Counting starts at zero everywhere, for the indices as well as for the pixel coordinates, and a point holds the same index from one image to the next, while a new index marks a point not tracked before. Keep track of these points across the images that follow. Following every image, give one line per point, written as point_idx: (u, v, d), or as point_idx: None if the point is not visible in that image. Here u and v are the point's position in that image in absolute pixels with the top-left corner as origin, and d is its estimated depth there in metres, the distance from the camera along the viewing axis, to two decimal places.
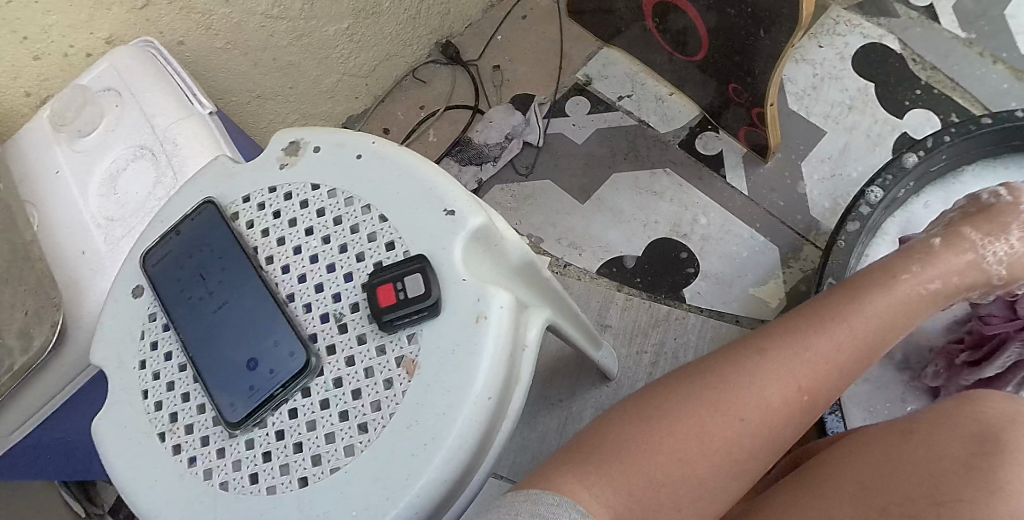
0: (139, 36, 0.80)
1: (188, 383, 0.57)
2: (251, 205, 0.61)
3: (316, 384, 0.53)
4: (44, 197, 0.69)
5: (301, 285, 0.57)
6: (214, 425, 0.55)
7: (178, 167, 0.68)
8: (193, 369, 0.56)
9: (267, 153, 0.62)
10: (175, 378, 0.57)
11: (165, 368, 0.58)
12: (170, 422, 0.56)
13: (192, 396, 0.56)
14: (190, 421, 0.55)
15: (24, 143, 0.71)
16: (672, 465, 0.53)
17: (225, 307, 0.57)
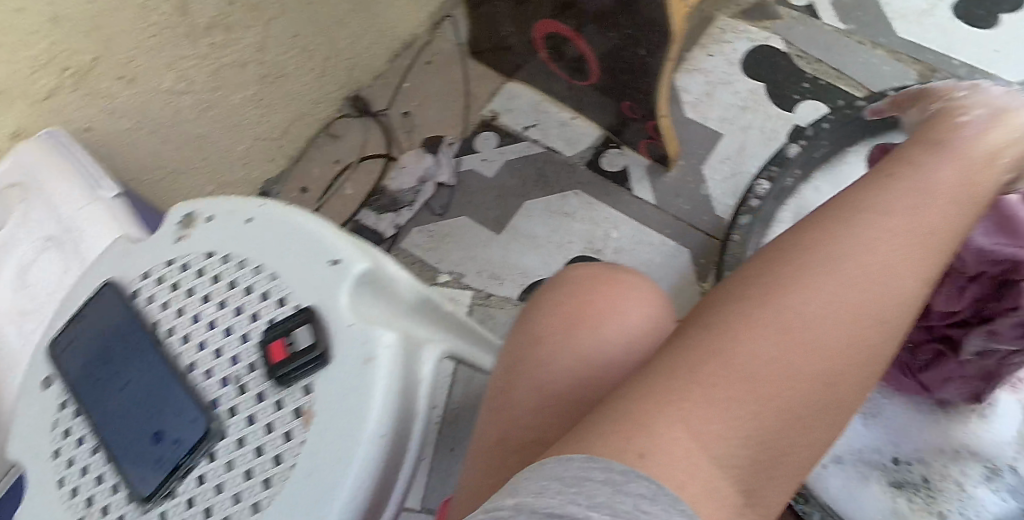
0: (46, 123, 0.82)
1: (99, 465, 0.57)
2: (150, 280, 0.62)
3: (219, 447, 0.54)
4: None
5: (200, 352, 0.58)
6: (126, 504, 0.55)
7: (87, 252, 0.76)
8: (104, 451, 0.57)
9: (164, 228, 0.64)
10: (87, 462, 0.58)
11: (75, 453, 0.59)
12: (86, 507, 0.57)
13: (105, 478, 0.57)
14: (106, 502, 0.56)
15: None
16: (795, 376, 0.41)
17: (129, 385, 0.58)
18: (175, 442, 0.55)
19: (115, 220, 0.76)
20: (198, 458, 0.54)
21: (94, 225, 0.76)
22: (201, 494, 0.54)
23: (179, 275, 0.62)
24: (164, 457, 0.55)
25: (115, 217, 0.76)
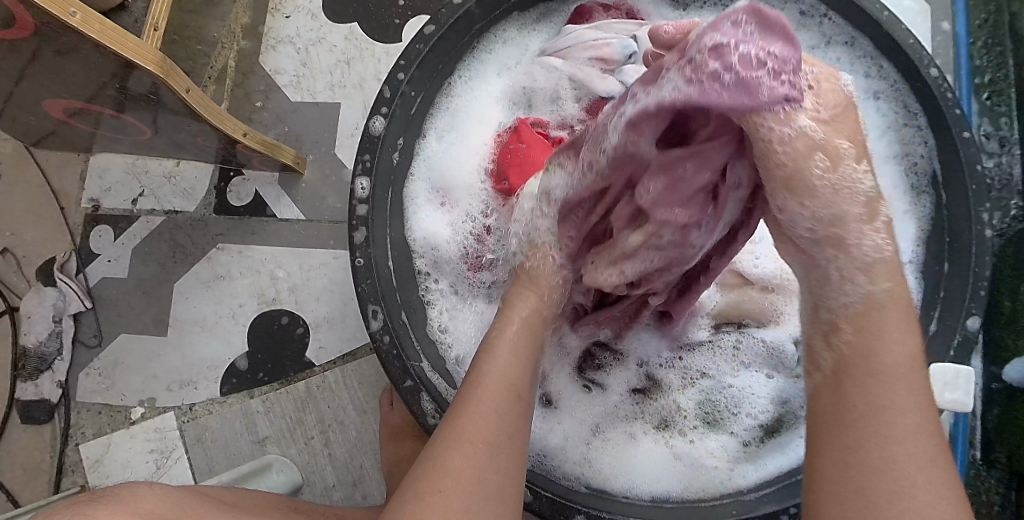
0: (234, 75, 0.89)
1: (389, 344, 0.63)
2: (374, 184, 0.66)
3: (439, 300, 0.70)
4: (177, 249, 0.87)
5: (428, 241, 0.71)
6: (409, 380, 0.62)
7: (274, 239, 0.85)
8: (387, 338, 0.63)
9: (393, 118, 0.67)
10: (386, 332, 0.63)
11: (382, 317, 0.64)
12: (388, 357, 0.63)
13: (403, 352, 0.63)
14: (406, 374, 0.63)
15: (161, 197, 0.88)
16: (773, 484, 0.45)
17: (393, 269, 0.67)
18: (383, 348, 0.63)
19: (296, 201, 0.86)
20: (410, 366, 0.63)
21: (279, 202, 0.86)
22: (409, 397, 0.62)
23: (422, 212, 0.72)
24: (381, 358, 0.63)
25: (297, 197, 0.86)
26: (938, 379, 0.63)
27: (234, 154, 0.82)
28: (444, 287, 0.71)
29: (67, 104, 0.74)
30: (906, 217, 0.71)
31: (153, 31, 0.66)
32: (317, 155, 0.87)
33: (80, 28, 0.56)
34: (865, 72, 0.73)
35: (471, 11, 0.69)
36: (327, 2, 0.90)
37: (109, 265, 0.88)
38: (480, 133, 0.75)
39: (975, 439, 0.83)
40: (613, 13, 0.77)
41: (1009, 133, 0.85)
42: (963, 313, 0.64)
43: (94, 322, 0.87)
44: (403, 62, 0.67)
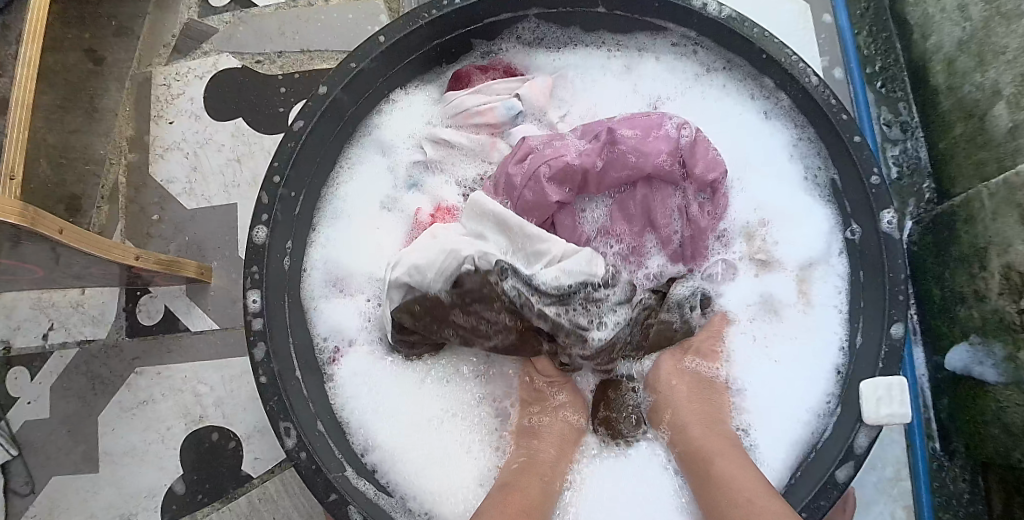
0: (126, 190, 0.87)
1: (309, 459, 0.61)
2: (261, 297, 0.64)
3: (351, 350, 0.69)
4: (98, 378, 0.84)
5: (335, 338, 0.69)
6: (333, 490, 0.60)
7: (192, 351, 0.84)
8: (309, 453, 0.61)
9: (277, 217, 0.66)
10: (304, 444, 0.61)
11: (296, 429, 0.62)
12: (313, 468, 0.61)
13: (330, 467, 0.61)
14: (331, 483, 0.61)
15: (73, 327, 0.86)
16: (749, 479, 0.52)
17: (308, 380, 0.66)
18: (301, 464, 0.61)
19: (208, 311, 0.85)
20: (332, 478, 0.61)
21: (192, 315, 0.85)
22: (337, 510, 0.60)
23: (322, 301, 0.70)
24: (302, 475, 0.61)
25: (209, 307, 0.85)
26: (870, 395, 0.60)
27: (136, 277, 0.81)
28: (361, 383, 0.68)
29: None
30: (824, 227, 0.69)
31: (11, 179, 0.62)
32: (221, 261, 0.85)
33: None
34: (750, 95, 0.72)
35: (337, 98, 0.68)
36: (208, 103, 0.88)
37: (30, 407, 0.85)
38: (373, 211, 0.73)
39: (932, 432, 0.81)
40: (491, 73, 0.75)
41: (908, 118, 0.85)
42: (884, 321, 0.62)
43: (22, 469, 0.84)
44: (276, 165, 0.66)
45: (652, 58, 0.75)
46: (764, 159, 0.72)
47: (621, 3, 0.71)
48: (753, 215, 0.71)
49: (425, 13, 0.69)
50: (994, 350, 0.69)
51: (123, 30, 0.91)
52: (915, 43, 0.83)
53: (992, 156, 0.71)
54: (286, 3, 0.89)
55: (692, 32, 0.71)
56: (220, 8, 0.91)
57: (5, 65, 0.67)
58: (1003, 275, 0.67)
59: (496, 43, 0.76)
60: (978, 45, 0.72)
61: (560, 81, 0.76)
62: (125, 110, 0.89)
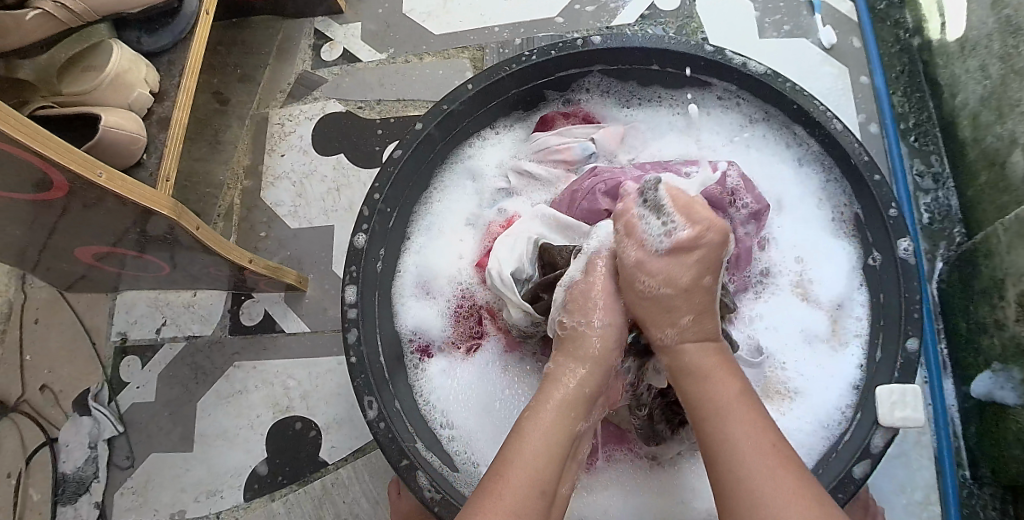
0: (238, 208, 1.01)
1: (385, 430, 0.70)
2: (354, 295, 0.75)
3: (432, 344, 0.81)
4: (200, 368, 0.96)
5: (416, 330, 0.81)
6: (403, 458, 0.69)
7: (284, 350, 0.95)
8: (386, 424, 0.70)
9: (375, 226, 0.78)
10: (383, 415, 0.71)
11: (378, 403, 0.71)
12: (388, 437, 0.70)
13: (405, 438, 0.71)
14: (403, 450, 0.70)
15: (182, 324, 0.99)
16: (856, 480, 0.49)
17: (389, 366, 0.76)
18: (379, 433, 0.70)
19: (300, 315, 0.97)
20: (405, 446, 0.70)
21: (286, 318, 0.97)
22: (407, 474, 0.68)
23: (410, 298, 0.82)
24: (380, 443, 0.70)
25: (302, 311, 0.97)
26: (886, 398, 0.67)
27: (242, 280, 0.94)
28: (434, 369, 0.80)
29: (95, 249, 0.85)
30: (845, 265, 0.78)
31: (165, 182, 0.77)
32: (317, 273, 0.98)
33: (106, 185, 0.68)
34: (787, 144, 0.83)
35: (431, 133, 0.81)
36: (315, 139, 1.03)
37: (138, 391, 0.97)
38: (457, 227, 0.86)
39: (962, 460, 0.84)
40: (572, 119, 0.89)
41: (941, 170, 0.94)
42: (902, 336, 0.69)
43: (126, 445, 0.95)
44: (377, 185, 0.78)
45: (704, 113, 0.87)
46: (797, 203, 0.83)
47: (673, 63, 0.83)
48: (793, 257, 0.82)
49: (507, 67, 0.82)
50: (1013, 374, 0.75)
51: (246, 78, 1.08)
52: (947, 101, 0.93)
53: (1011, 199, 0.79)
54: (386, 60, 1.05)
55: (734, 87, 0.83)
56: (330, 62, 1.07)
57: (167, 93, 0.82)
58: (1019, 303, 0.74)
59: (576, 92, 0.89)
60: (997, 100, 0.82)
61: (631, 130, 0.89)
62: (244, 143, 1.05)
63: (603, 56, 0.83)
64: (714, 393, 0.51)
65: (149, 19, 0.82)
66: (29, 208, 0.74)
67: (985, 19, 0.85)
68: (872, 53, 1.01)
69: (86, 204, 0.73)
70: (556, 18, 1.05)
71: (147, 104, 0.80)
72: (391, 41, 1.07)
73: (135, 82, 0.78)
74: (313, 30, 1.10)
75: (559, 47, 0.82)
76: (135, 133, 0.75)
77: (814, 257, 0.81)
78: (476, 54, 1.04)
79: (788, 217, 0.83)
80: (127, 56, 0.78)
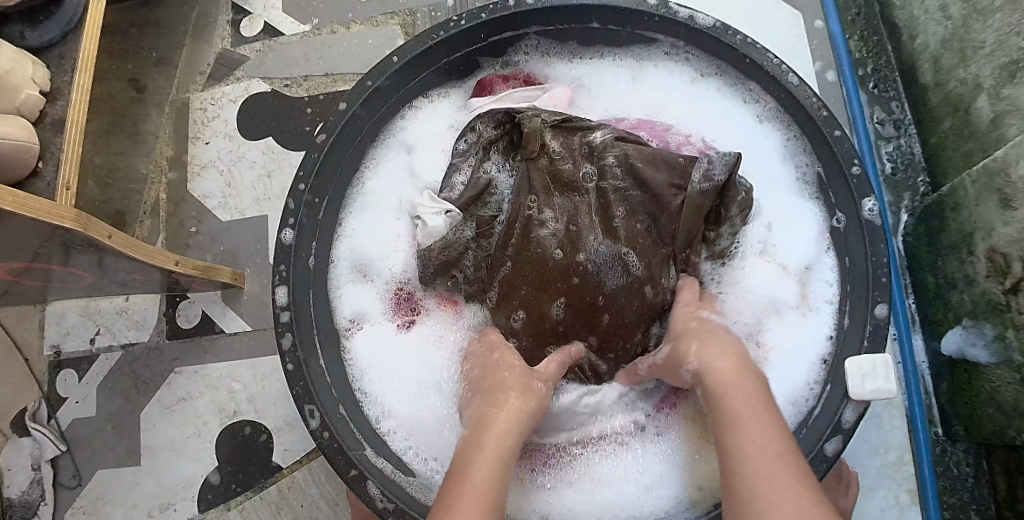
0: (166, 204, 0.94)
1: (330, 440, 0.66)
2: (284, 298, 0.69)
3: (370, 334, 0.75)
4: (141, 377, 0.91)
5: (353, 319, 0.75)
6: (350, 467, 0.65)
7: (226, 351, 0.90)
8: (330, 432, 0.66)
9: (303, 217, 0.72)
10: (327, 423, 0.66)
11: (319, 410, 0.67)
12: (333, 446, 0.66)
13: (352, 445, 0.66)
14: (349, 460, 0.65)
15: (118, 332, 0.93)
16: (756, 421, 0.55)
17: (330, 368, 0.70)
18: (324, 443, 0.66)
19: (240, 314, 0.91)
20: (351, 456, 0.65)
21: (226, 318, 0.91)
22: (356, 485, 0.64)
23: (345, 286, 0.76)
24: (325, 454, 0.66)
25: (242, 310, 0.91)
26: (856, 370, 0.64)
27: (175, 283, 0.88)
28: (373, 361, 0.73)
29: (9, 266, 0.78)
30: (810, 231, 0.72)
31: (66, 190, 0.69)
32: (254, 268, 0.92)
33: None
34: (742, 100, 0.77)
35: (358, 113, 0.74)
36: (241, 123, 0.96)
37: (77, 406, 0.91)
38: (394, 206, 0.79)
39: (935, 417, 0.82)
40: (512, 82, 0.81)
41: (902, 116, 0.89)
42: (869, 302, 0.65)
43: (71, 464, 0.90)
44: (302, 174, 0.72)
45: (652, 70, 0.80)
46: (757, 159, 0.76)
47: (615, 19, 0.76)
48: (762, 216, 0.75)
49: (437, 33, 0.75)
50: (984, 331, 0.72)
51: (162, 60, 0.99)
52: (905, 44, 0.87)
53: (978, 147, 0.75)
54: (309, 31, 0.97)
55: (681, 41, 0.77)
56: (251, 38, 0.98)
57: (61, 90, 0.74)
58: (989, 258, 0.70)
59: (514, 54, 0.81)
60: (960, 42, 0.76)
61: (578, 89, 0.81)
62: (166, 132, 0.97)
63: (537, 16, 0.76)
64: (739, 437, 0.50)
65: (32, 11, 0.75)
66: None
67: None
68: None
69: None
70: None
71: (38, 105, 0.72)
72: (314, 10, 0.98)
73: (21, 81, 0.69)
74: (230, 3, 1.00)
75: (489, 9, 0.75)
76: (26, 141, 0.67)
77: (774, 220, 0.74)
78: (405, 20, 0.96)
79: (750, 174, 0.76)
80: (10, 54, 0.70)
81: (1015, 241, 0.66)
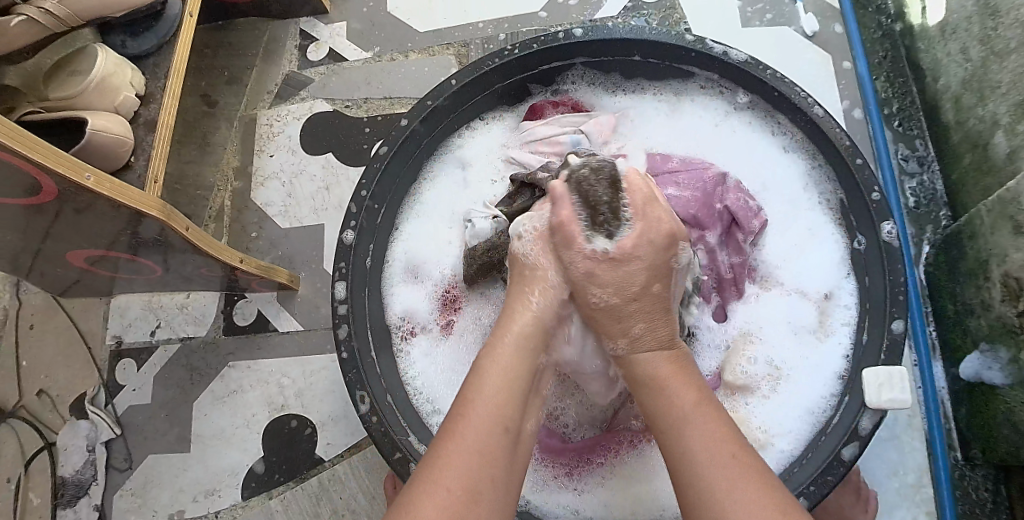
0: (229, 209, 1.02)
1: (378, 425, 0.70)
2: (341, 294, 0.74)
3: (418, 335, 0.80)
4: (196, 369, 0.97)
5: (402, 318, 0.80)
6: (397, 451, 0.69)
7: (277, 348, 0.96)
8: (379, 416, 0.70)
9: (363, 220, 0.78)
10: (376, 406, 0.71)
11: (370, 394, 0.71)
12: (381, 430, 0.70)
13: (400, 431, 0.70)
14: (395, 442, 0.69)
15: (176, 326, 0.99)
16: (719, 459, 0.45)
17: (380, 359, 0.75)
18: (373, 428, 0.70)
19: (293, 314, 0.97)
20: (398, 439, 0.69)
21: (279, 317, 0.97)
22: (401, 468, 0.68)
23: (398, 286, 0.82)
24: (374, 437, 0.70)
25: (294, 311, 0.97)
26: (873, 381, 0.67)
27: (235, 281, 0.94)
28: (418, 356, 0.78)
29: (88, 253, 0.85)
30: (833, 255, 0.78)
31: (154, 183, 0.77)
32: (308, 272, 0.98)
33: (95, 188, 0.68)
34: (773, 131, 0.83)
35: (416, 129, 0.81)
36: (303, 138, 1.04)
37: (134, 393, 0.97)
38: (447, 215, 0.85)
39: (953, 441, 0.85)
40: (561, 108, 0.88)
41: (925, 153, 0.94)
42: (886, 318, 0.69)
43: (124, 448, 0.95)
44: (364, 182, 0.79)
45: (690, 101, 0.87)
46: (783, 185, 0.82)
47: (656, 52, 0.83)
48: (788, 244, 0.80)
49: (490, 61, 0.82)
50: (1000, 353, 0.76)
51: (234, 79, 1.08)
52: (929, 85, 0.94)
53: (995, 180, 0.80)
54: (371, 58, 1.06)
55: (717, 75, 0.84)
56: (317, 62, 1.07)
57: (153, 97, 0.82)
58: (1004, 282, 0.74)
59: (564, 84, 0.89)
60: (978, 82, 0.83)
61: (621, 119, 0.88)
62: (233, 144, 1.05)
63: (586, 49, 0.84)
64: (685, 439, 0.47)
65: (131, 24, 0.82)
66: (27, 214, 0.74)
67: (963, 2, 0.86)
68: (853, 40, 1.01)
69: (82, 210, 0.74)
70: (540, 12, 1.05)
71: (134, 107, 0.80)
72: (377, 39, 1.07)
73: (121, 84, 0.78)
74: (299, 30, 1.10)
75: (542, 40, 0.83)
76: (123, 136, 0.75)
77: (788, 251, 0.80)
78: (460, 51, 1.04)
79: (776, 199, 0.82)
80: (112, 59, 0.78)
81: None
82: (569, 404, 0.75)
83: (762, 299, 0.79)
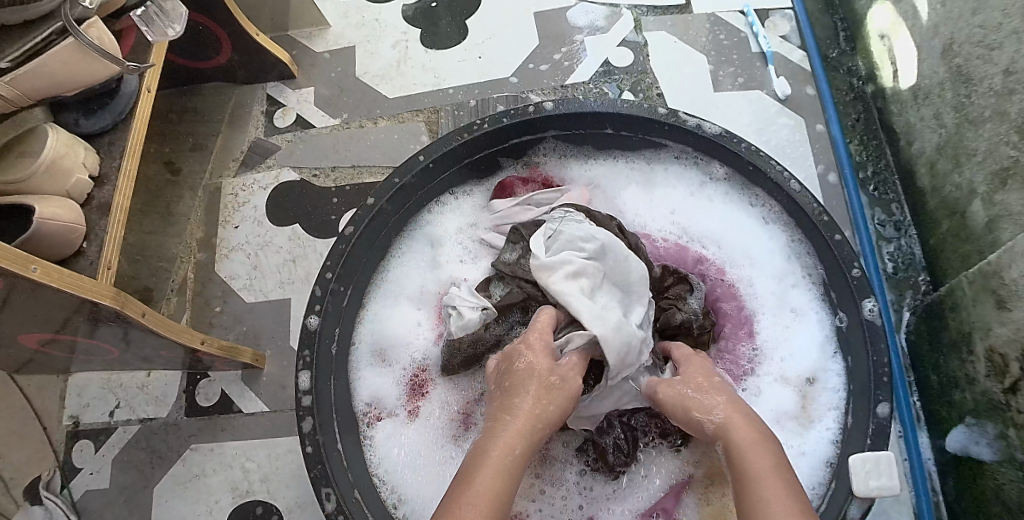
0: (192, 282, 0.98)
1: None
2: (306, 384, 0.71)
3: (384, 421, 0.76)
4: (156, 451, 0.92)
5: (368, 404, 0.77)
6: None
7: (242, 429, 0.92)
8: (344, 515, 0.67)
9: (330, 304, 0.75)
10: (340, 504, 0.67)
11: (336, 491, 0.68)
12: None
13: None
14: None
15: (136, 406, 0.95)
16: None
17: (346, 449, 0.72)
18: None
19: (258, 393, 0.93)
20: None
21: (244, 396, 0.93)
22: None
23: (365, 369, 0.78)
24: None
25: (260, 389, 0.93)
26: (859, 469, 0.65)
27: (198, 360, 0.90)
28: (385, 443, 0.75)
29: (38, 336, 0.81)
30: (817, 335, 0.76)
31: (107, 270, 0.74)
32: (275, 348, 0.95)
33: (40, 280, 0.64)
34: (748, 202, 0.82)
35: (383, 207, 0.79)
36: (270, 208, 1.01)
37: (91, 478, 0.92)
38: (416, 294, 0.83)
39: (942, 516, 0.82)
40: (531, 183, 0.86)
41: (901, 218, 0.94)
42: (873, 400, 0.67)
43: None
44: (329, 263, 0.76)
45: (663, 172, 0.86)
46: (763, 259, 0.80)
47: (627, 125, 0.82)
48: (774, 321, 0.78)
49: (459, 136, 0.81)
50: (987, 429, 0.74)
51: (199, 146, 1.06)
52: (902, 148, 0.94)
53: (975, 248, 0.79)
54: (340, 125, 1.04)
55: (690, 148, 0.83)
56: (284, 128, 1.05)
57: (108, 176, 0.79)
58: (988, 357, 0.73)
59: (535, 156, 0.87)
60: (954, 149, 0.82)
61: (595, 190, 0.86)
62: (197, 214, 1.02)
63: (556, 123, 0.83)
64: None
65: (86, 100, 0.79)
66: None
67: (935, 68, 0.86)
68: (826, 102, 1.02)
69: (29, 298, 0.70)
70: (511, 77, 1.05)
71: (87, 188, 0.77)
72: (346, 105, 1.05)
73: (73, 167, 0.74)
74: (266, 95, 1.08)
75: (513, 114, 0.81)
76: (72, 223, 0.71)
77: (777, 333, 0.77)
78: (430, 117, 1.03)
79: (757, 274, 0.80)
80: (64, 140, 0.74)
81: (1011, 340, 0.69)
82: (538, 503, 0.72)
83: (755, 383, 0.76)
